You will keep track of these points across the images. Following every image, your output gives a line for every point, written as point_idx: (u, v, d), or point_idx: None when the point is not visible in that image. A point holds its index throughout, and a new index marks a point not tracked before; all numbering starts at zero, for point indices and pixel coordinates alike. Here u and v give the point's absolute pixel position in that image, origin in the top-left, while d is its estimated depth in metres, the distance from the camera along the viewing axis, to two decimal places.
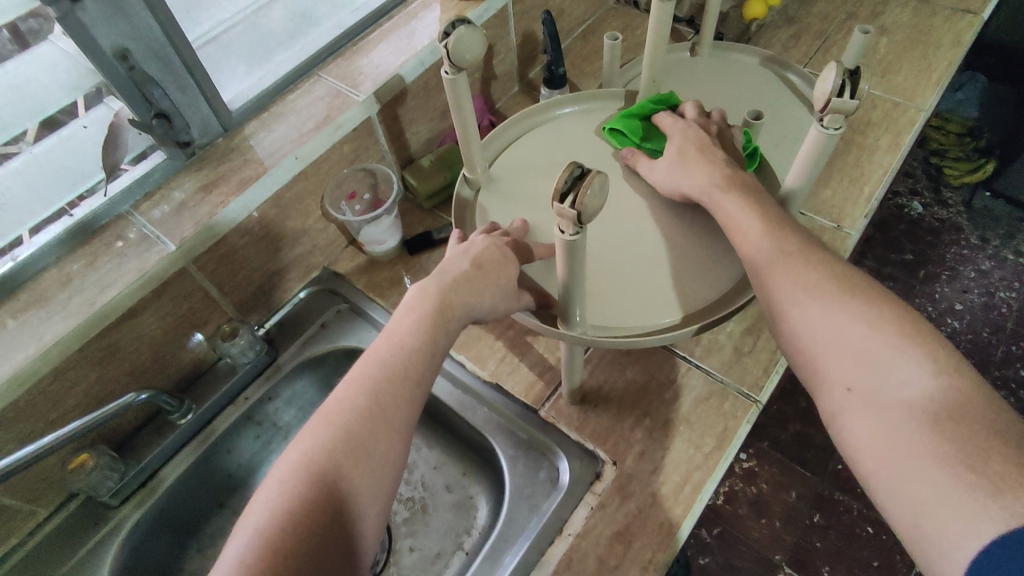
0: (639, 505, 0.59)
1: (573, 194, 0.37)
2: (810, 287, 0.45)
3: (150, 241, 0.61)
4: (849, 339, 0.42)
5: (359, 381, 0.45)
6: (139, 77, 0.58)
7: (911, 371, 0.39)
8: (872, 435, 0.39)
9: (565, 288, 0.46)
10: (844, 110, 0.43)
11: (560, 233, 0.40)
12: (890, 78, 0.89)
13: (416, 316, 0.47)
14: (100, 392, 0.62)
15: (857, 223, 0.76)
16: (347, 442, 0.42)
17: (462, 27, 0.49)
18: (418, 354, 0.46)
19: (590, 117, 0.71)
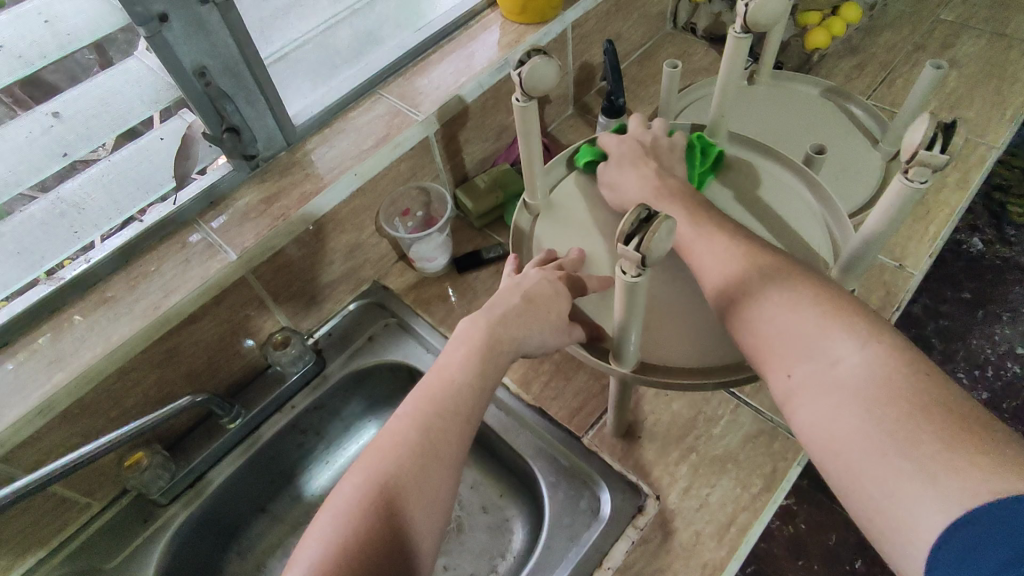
0: (682, 543, 0.57)
1: (638, 237, 0.37)
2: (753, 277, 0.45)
3: (214, 249, 0.63)
4: (784, 321, 0.42)
5: (410, 413, 0.45)
6: (214, 92, 0.61)
7: (842, 345, 0.38)
8: (817, 414, 0.38)
9: (622, 326, 0.45)
10: (932, 164, 0.41)
11: (622, 273, 0.40)
12: (960, 113, 0.86)
13: (466, 350, 0.47)
14: (157, 394, 0.64)
15: (921, 263, 0.73)
16: (400, 477, 0.42)
17: (536, 57, 0.49)
18: (468, 389, 0.46)
19: None
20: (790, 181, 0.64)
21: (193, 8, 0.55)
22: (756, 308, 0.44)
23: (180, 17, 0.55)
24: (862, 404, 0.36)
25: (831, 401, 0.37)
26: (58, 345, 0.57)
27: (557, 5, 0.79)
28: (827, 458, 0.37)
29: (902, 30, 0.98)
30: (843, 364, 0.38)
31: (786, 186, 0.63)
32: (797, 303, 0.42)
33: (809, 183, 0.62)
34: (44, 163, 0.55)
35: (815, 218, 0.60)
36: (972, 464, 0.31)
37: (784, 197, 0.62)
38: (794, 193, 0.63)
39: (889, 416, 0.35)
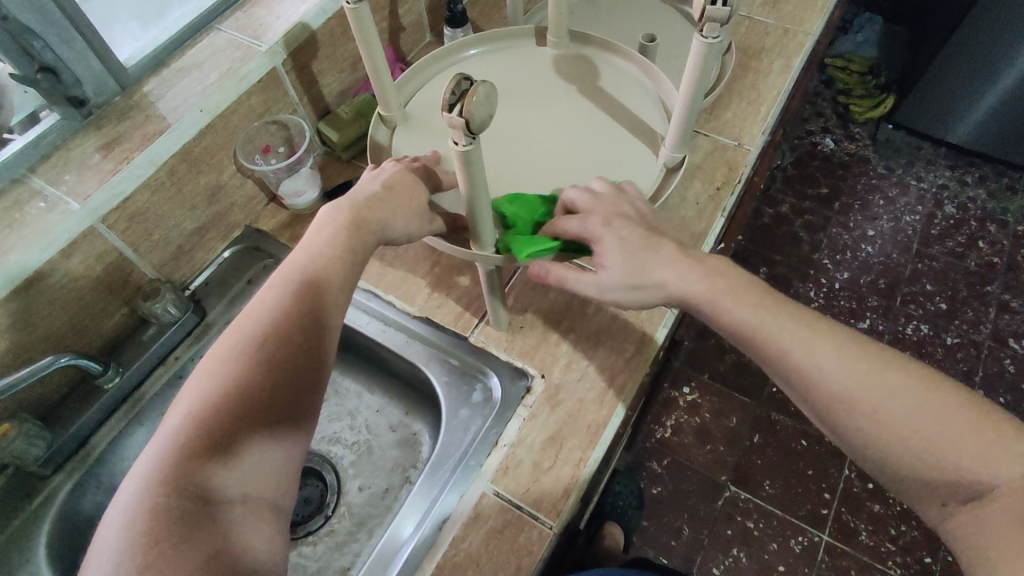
0: (568, 412, 0.62)
1: (461, 104, 0.37)
2: (876, 392, 0.44)
3: (53, 202, 0.60)
4: (926, 441, 0.42)
5: (281, 283, 0.46)
6: (14, 28, 0.56)
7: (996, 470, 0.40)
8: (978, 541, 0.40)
9: (473, 204, 0.47)
10: (719, 18, 0.44)
11: (454, 145, 0.40)
12: (780, 6, 0.94)
13: (333, 227, 0.49)
14: (16, 359, 0.61)
15: (756, 139, 0.81)
16: (271, 338, 0.44)
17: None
18: (339, 263, 0.47)
19: (497, 59, 0.70)
20: (629, 72, 0.68)
21: None
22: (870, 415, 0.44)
23: None
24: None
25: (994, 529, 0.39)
26: None
27: None
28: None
29: None
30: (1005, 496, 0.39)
31: (627, 78, 0.67)
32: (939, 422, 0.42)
33: (645, 71, 0.67)
34: None
35: (650, 98, 0.66)
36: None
37: (625, 88, 0.67)
38: (633, 83, 0.67)
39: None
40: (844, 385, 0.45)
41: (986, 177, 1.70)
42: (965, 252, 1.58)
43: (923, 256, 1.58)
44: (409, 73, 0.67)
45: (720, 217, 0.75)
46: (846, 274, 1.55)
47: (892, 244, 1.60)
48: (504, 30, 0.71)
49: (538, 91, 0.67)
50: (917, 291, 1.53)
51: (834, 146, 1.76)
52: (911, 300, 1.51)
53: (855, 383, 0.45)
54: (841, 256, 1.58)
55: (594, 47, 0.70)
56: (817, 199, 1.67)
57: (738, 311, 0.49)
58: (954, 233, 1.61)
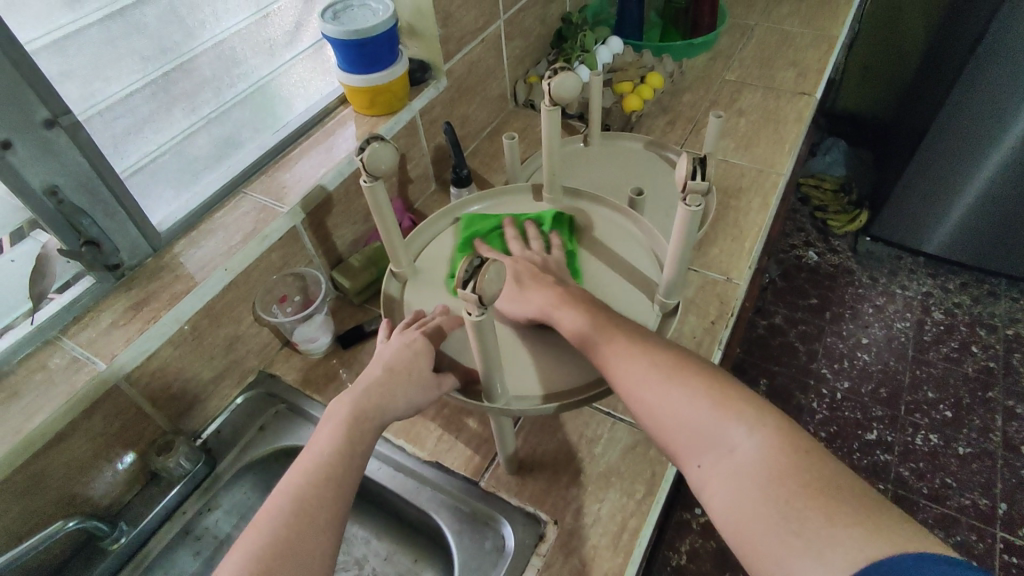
0: (583, 560, 0.61)
1: (474, 280, 0.41)
2: (654, 370, 0.51)
3: (80, 363, 0.62)
4: (684, 411, 0.48)
5: (289, 491, 0.49)
6: (67, 210, 0.63)
7: (740, 435, 0.45)
8: (721, 496, 0.44)
9: (486, 365, 0.50)
10: (698, 190, 0.51)
11: (468, 315, 0.43)
12: (752, 150, 1.04)
13: (334, 424, 0.53)
14: (25, 525, 0.60)
15: (743, 274, 0.86)
16: (279, 548, 0.46)
17: (374, 143, 0.57)
18: (339, 456, 0.51)
19: (499, 213, 0.77)
20: (619, 221, 0.75)
21: (39, 133, 0.58)
22: (654, 399, 0.50)
23: (24, 141, 0.57)
24: (761, 487, 0.42)
25: (733, 486, 0.43)
26: None
27: (402, 96, 0.89)
28: (732, 536, 0.43)
29: (699, 90, 1.18)
30: (743, 457, 0.44)
31: (618, 227, 0.74)
32: (694, 400, 0.48)
33: (634, 220, 0.74)
34: None
35: (642, 247, 0.72)
36: (848, 535, 0.38)
37: (617, 236, 0.73)
38: (624, 231, 0.74)
39: (788, 506, 0.40)
40: (633, 364, 0.53)
41: (968, 284, 1.77)
42: (960, 358, 1.61)
43: (920, 363, 1.60)
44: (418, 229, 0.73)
45: (717, 349, 0.78)
46: (846, 384, 1.57)
47: (887, 351, 1.63)
48: (504, 187, 0.79)
49: None
50: (920, 399, 1.53)
51: (818, 259, 1.85)
52: (914, 408, 1.52)
53: (639, 360, 0.53)
54: (839, 366, 1.60)
55: (585, 200, 0.77)
56: (808, 311, 1.72)
57: (564, 315, 0.59)
58: (947, 338, 1.65)
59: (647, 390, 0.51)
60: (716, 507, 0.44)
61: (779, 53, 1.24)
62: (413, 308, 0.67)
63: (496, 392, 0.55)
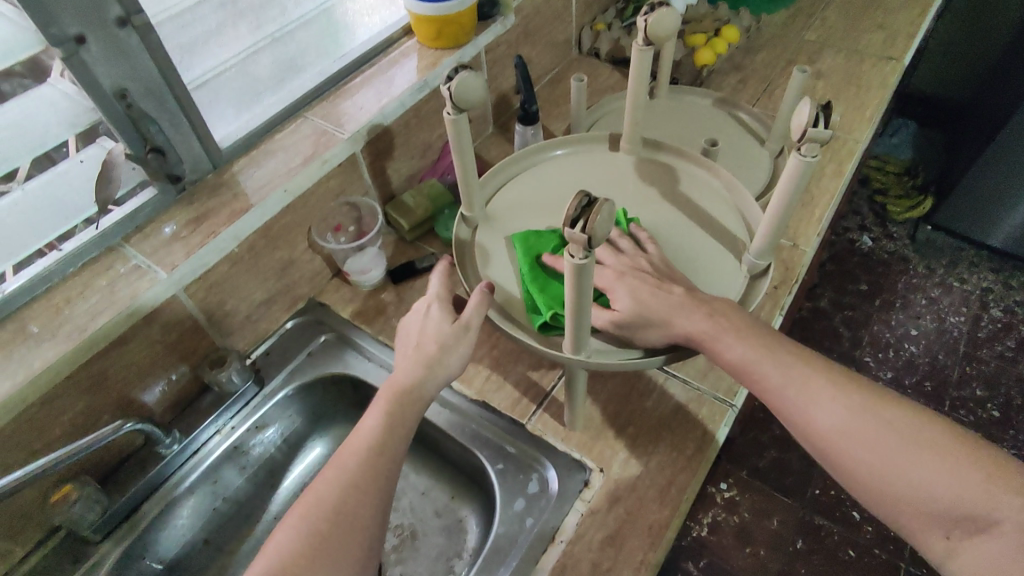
0: (628, 510, 0.60)
1: (583, 220, 0.40)
2: (890, 431, 0.49)
3: (142, 270, 0.63)
4: (937, 482, 0.46)
5: (338, 463, 0.50)
6: (136, 114, 0.62)
7: (1007, 507, 0.45)
8: (983, 570, 0.44)
9: (574, 315, 0.48)
10: (818, 139, 0.47)
11: (570, 258, 0.42)
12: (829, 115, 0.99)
13: (388, 394, 0.53)
14: (86, 422, 0.62)
15: (811, 241, 0.82)
16: (337, 508, 0.47)
17: (464, 71, 0.54)
18: (393, 426, 0.52)
19: (578, 160, 0.75)
20: (707, 180, 0.71)
21: (113, 32, 0.57)
22: (875, 460, 0.48)
23: (99, 39, 0.57)
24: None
25: (1003, 560, 0.44)
26: None
27: (470, 30, 0.85)
28: None
29: (776, 49, 1.12)
30: (1008, 530, 0.44)
31: (701, 183, 0.71)
32: (930, 466, 0.47)
33: (724, 181, 0.70)
34: None
35: (727, 205, 0.69)
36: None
37: (703, 195, 0.70)
38: (712, 191, 0.70)
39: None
40: (856, 425, 0.49)
41: None
42: (1016, 358, 1.53)
43: (971, 359, 1.53)
44: (493, 173, 0.72)
45: (779, 315, 0.75)
46: (890, 373, 1.52)
47: (938, 344, 1.56)
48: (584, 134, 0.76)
49: (617, 193, 0.71)
50: (967, 396, 1.47)
51: (872, 244, 1.77)
52: (961, 405, 1.46)
53: (863, 421, 0.49)
54: (884, 355, 1.55)
55: (667, 153, 0.74)
56: (857, 295, 1.66)
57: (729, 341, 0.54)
58: (1004, 337, 1.57)
59: (875, 454, 0.48)
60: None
61: (864, 15, 1.16)
62: (483, 252, 0.67)
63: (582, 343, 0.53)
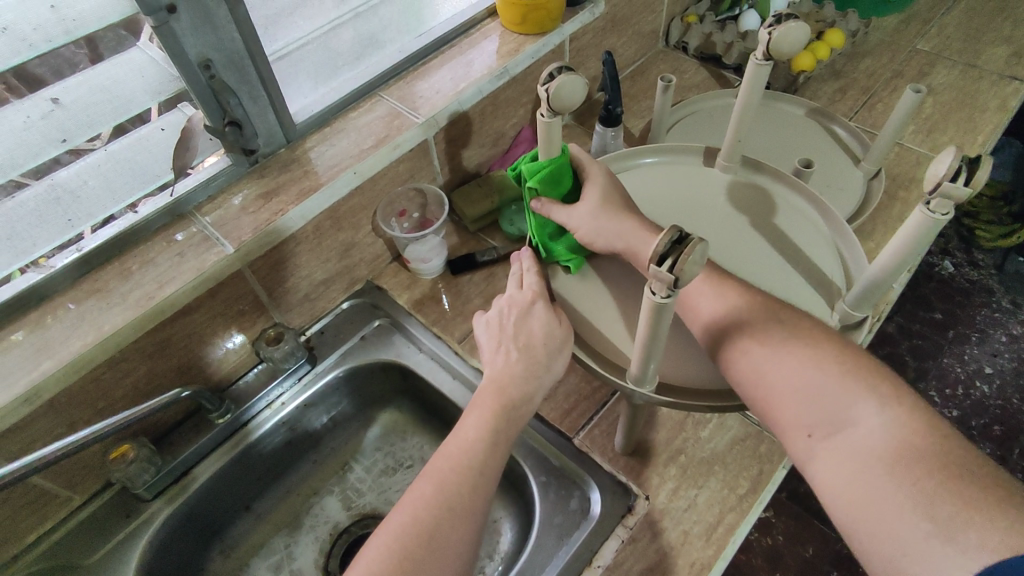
0: (671, 543, 0.58)
1: (672, 258, 0.37)
2: (777, 334, 0.49)
3: (210, 242, 0.63)
4: (806, 379, 0.46)
5: (431, 480, 0.49)
6: (218, 86, 0.62)
7: (864, 411, 0.43)
8: (839, 467, 0.42)
9: (643, 354, 0.47)
10: (955, 196, 0.43)
11: (651, 295, 0.40)
12: (935, 137, 0.90)
13: (480, 413, 0.52)
14: (147, 385, 0.64)
15: (900, 277, 0.76)
16: (425, 530, 0.46)
17: (565, 74, 0.49)
18: (483, 448, 0.50)
19: (669, 171, 0.72)
20: (805, 211, 0.67)
21: (203, 1, 0.56)
22: (767, 361, 0.48)
23: (188, 9, 0.56)
24: (886, 467, 0.40)
25: (849, 460, 0.42)
26: (45, 334, 0.56)
27: (557, 17, 0.81)
28: (842, 508, 0.41)
29: (882, 57, 1.03)
30: (863, 430, 0.43)
31: (799, 215, 0.67)
32: (810, 368, 0.46)
33: (823, 214, 0.66)
34: (42, 147, 0.55)
35: (825, 242, 0.65)
36: (993, 526, 0.36)
37: (801, 228, 0.66)
38: (812, 227, 0.66)
39: (941, 495, 0.38)
40: (736, 312, 0.52)
41: None
42: None
43: None
44: None
45: None
46: (956, 412, 1.42)
47: (1014, 387, 1.45)
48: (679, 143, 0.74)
49: (703, 214, 0.68)
50: None
51: (953, 270, 1.65)
52: None
53: (759, 329, 0.50)
54: (950, 392, 1.45)
55: (765, 175, 0.70)
56: (929, 324, 1.56)
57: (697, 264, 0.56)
58: None
59: (755, 342, 0.50)
60: (823, 481, 0.43)
61: (988, 27, 1.05)
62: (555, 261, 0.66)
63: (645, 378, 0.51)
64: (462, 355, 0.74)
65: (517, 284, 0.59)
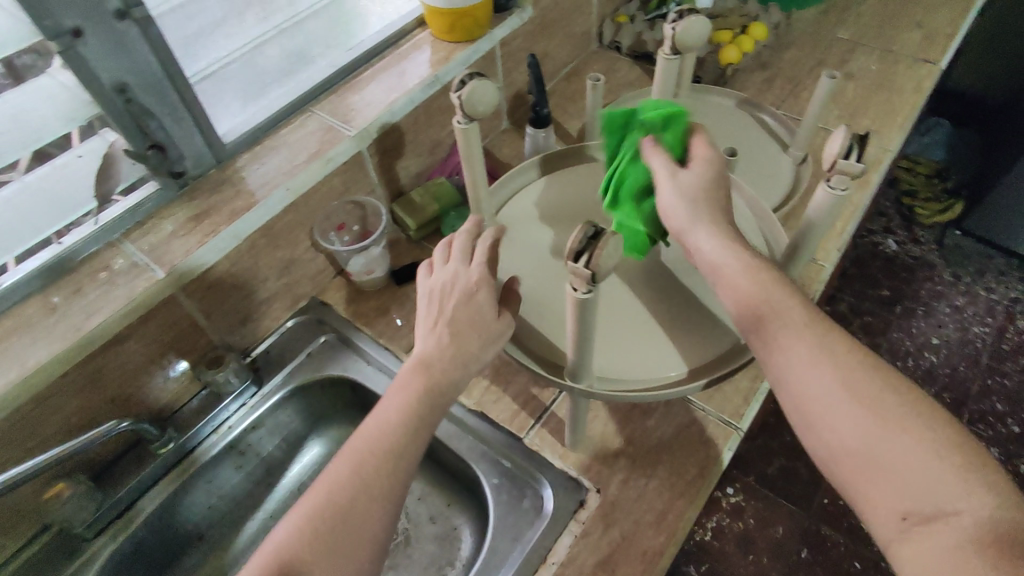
0: (623, 533, 0.59)
1: (587, 254, 0.39)
2: (865, 387, 0.39)
3: (140, 269, 0.62)
4: (908, 460, 0.36)
5: (349, 462, 0.48)
6: (136, 110, 0.61)
7: (969, 499, 0.35)
8: (936, 570, 0.34)
9: (576, 347, 0.48)
10: (850, 172, 0.44)
11: (573, 291, 0.41)
12: (858, 120, 0.94)
13: (404, 395, 0.50)
14: (81, 420, 0.62)
15: (831, 256, 0.78)
16: (338, 515, 0.45)
17: (475, 79, 0.51)
18: (404, 433, 0.49)
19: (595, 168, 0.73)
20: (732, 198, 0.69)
21: (111, 25, 0.55)
22: (858, 429, 0.38)
23: (97, 33, 0.55)
24: (990, 568, 0.33)
25: (942, 554, 0.34)
26: None
27: (484, 23, 0.82)
28: None
29: (805, 47, 1.07)
30: (970, 524, 0.34)
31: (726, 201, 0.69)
32: (908, 440, 0.37)
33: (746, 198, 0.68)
34: None
35: (751, 226, 0.67)
36: None
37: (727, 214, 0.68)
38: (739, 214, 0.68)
39: (1009, 565, 0.33)
40: (816, 356, 0.41)
41: None
42: None
43: (993, 372, 1.48)
44: (503, 181, 0.71)
45: None
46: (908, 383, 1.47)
47: (959, 355, 1.51)
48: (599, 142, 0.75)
49: None
50: (987, 410, 1.42)
51: (896, 248, 1.71)
52: (979, 419, 1.41)
53: (847, 384, 0.39)
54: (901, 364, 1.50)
55: None
56: (877, 301, 1.61)
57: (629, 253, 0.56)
58: None
59: (837, 398, 0.39)
60: (907, 570, 0.35)
61: (901, 13, 1.10)
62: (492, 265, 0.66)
63: (580, 371, 0.52)
64: None
65: (445, 260, 0.55)
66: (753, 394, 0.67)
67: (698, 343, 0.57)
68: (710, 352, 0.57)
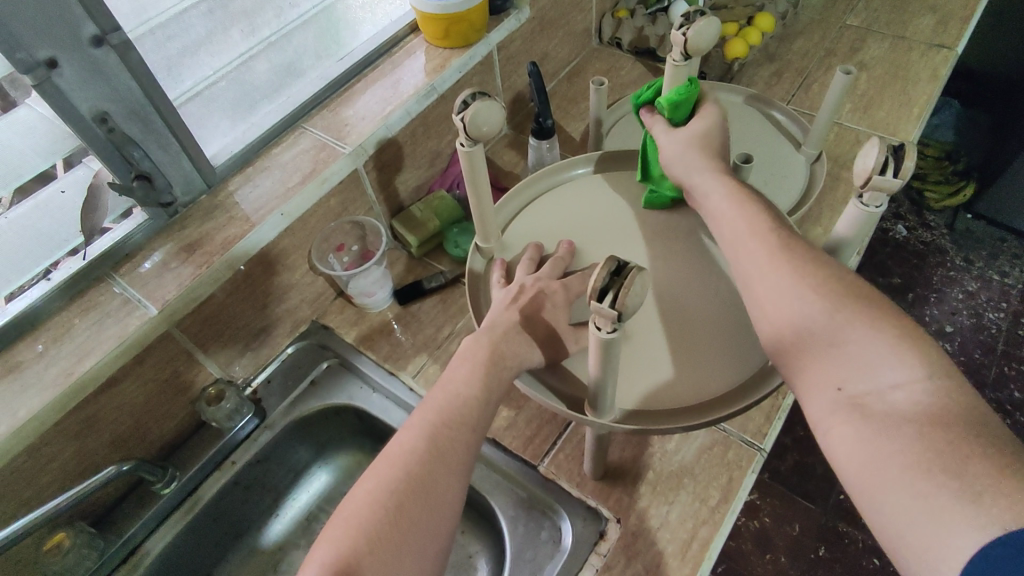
0: (646, 566, 0.56)
1: (613, 291, 0.35)
2: (823, 288, 0.42)
3: (132, 305, 0.59)
4: (853, 351, 0.39)
5: (422, 428, 0.44)
6: (119, 139, 0.58)
7: (894, 369, 0.37)
8: (858, 437, 0.37)
9: (599, 380, 0.44)
10: (886, 188, 0.41)
11: (596, 330, 0.38)
12: (872, 113, 0.90)
13: (470, 367, 0.48)
14: (79, 466, 0.60)
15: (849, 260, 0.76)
16: (414, 480, 0.41)
17: (479, 99, 0.47)
18: (475, 402, 0.46)
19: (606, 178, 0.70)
20: None
21: (87, 52, 0.52)
22: (819, 342, 0.41)
23: (72, 62, 0.52)
24: (913, 430, 0.35)
25: (868, 422, 0.37)
26: None
27: (480, 28, 0.79)
28: (854, 474, 0.37)
29: (814, 36, 1.03)
30: (897, 395, 0.36)
31: None
32: (849, 330, 0.39)
33: None
34: None
35: None
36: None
37: None
38: None
39: (929, 430, 0.34)
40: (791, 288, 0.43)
41: None
42: None
43: (1009, 359, 1.45)
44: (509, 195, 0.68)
45: None
46: None
47: (974, 342, 1.48)
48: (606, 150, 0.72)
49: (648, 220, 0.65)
50: (1005, 398, 1.39)
51: (906, 234, 1.67)
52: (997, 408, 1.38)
53: (812, 292, 0.42)
54: None
55: None
56: (890, 289, 1.57)
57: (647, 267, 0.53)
58: None
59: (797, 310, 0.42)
60: (835, 439, 0.38)
61: None
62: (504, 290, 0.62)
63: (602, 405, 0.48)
64: (416, 390, 0.71)
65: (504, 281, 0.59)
66: (775, 411, 0.64)
67: (728, 367, 0.54)
68: (736, 378, 0.54)
